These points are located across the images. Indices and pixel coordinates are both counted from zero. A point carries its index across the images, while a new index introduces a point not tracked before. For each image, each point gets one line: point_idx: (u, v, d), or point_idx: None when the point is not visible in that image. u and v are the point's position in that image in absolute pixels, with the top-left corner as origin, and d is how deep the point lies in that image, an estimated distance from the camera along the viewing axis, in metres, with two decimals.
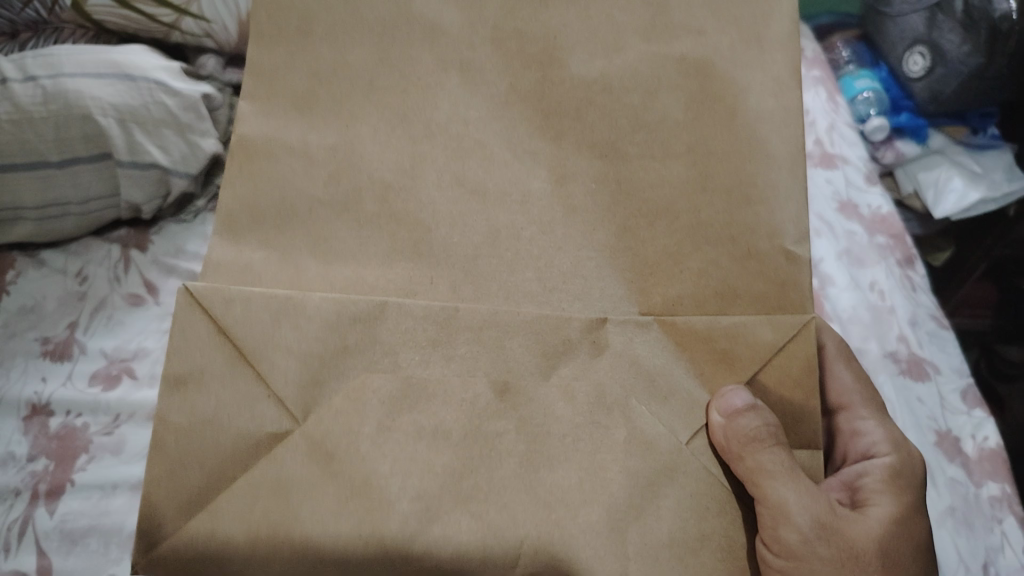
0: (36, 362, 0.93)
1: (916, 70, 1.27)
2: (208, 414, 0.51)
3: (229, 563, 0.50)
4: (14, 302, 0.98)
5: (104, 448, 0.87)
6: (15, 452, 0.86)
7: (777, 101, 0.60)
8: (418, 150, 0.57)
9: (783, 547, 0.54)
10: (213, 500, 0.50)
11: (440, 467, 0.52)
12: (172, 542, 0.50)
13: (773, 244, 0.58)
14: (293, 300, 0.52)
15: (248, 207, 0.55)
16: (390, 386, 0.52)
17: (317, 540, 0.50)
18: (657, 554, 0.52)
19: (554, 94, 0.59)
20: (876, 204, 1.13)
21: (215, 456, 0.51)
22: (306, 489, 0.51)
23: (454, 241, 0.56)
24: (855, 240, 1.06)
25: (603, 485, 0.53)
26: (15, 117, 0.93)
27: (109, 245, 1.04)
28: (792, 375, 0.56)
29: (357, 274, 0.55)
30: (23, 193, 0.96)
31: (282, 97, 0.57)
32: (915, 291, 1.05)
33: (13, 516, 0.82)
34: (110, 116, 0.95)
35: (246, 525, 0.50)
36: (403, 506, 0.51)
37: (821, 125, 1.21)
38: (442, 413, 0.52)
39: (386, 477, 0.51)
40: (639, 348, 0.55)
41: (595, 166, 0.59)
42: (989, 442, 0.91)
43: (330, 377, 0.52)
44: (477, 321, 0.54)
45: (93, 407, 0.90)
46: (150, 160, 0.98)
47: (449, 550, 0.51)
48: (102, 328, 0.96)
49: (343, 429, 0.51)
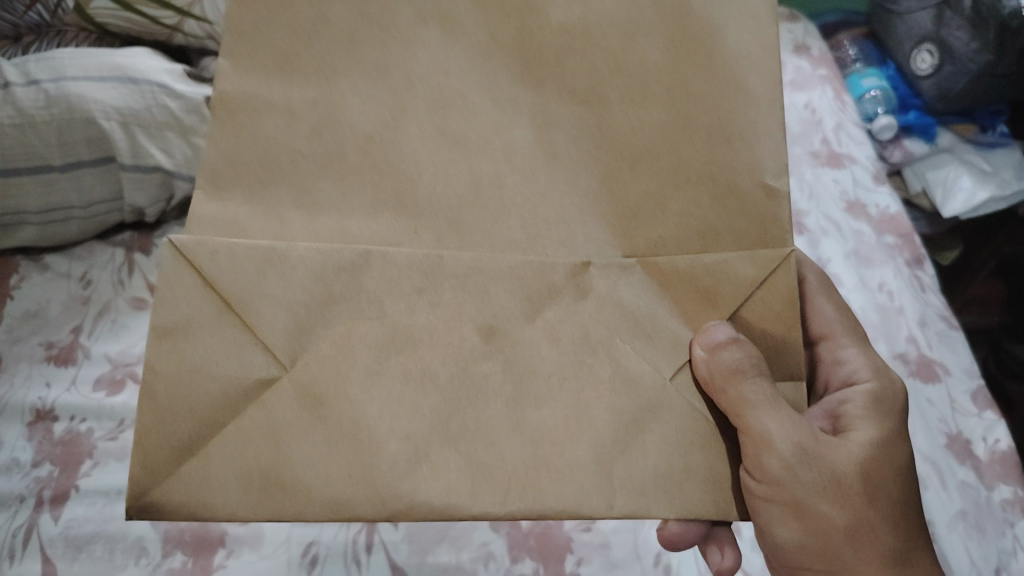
0: (40, 367, 0.92)
1: (924, 68, 1.26)
2: (196, 363, 0.48)
3: (219, 511, 0.47)
4: (19, 307, 0.98)
5: (109, 453, 0.86)
6: (19, 458, 0.85)
7: (755, 39, 0.58)
8: (398, 102, 0.55)
9: (766, 475, 0.53)
10: (203, 446, 0.48)
11: (428, 409, 0.50)
12: (161, 489, 0.47)
13: (752, 180, 0.56)
14: (276, 251, 0.50)
15: (230, 161, 0.52)
16: (378, 333, 0.51)
17: (307, 484, 0.48)
18: (644, 487, 0.51)
19: (534, 42, 0.57)
20: (884, 204, 1.12)
21: (204, 403, 0.48)
22: (295, 432, 0.48)
23: (437, 191, 0.54)
24: (863, 240, 1.06)
25: (588, 423, 0.51)
26: (19, 121, 0.92)
27: (112, 248, 1.05)
28: (774, 309, 0.55)
29: (343, 224, 0.52)
30: (27, 198, 0.96)
31: (262, 51, 0.54)
32: (924, 291, 1.03)
33: (18, 522, 0.80)
34: (114, 120, 0.95)
35: (238, 472, 0.48)
36: (393, 447, 0.49)
37: (828, 124, 1.21)
38: (430, 358, 0.51)
39: (374, 420, 0.49)
40: (623, 291, 0.54)
41: (574, 110, 0.57)
42: (1001, 444, 0.89)
43: (317, 325, 0.50)
44: (462, 269, 0.52)
45: (98, 413, 0.89)
46: (154, 164, 0.99)
47: (439, 489, 0.49)
48: (106, 333, 0.96)
49: (331, 375, 0.49)
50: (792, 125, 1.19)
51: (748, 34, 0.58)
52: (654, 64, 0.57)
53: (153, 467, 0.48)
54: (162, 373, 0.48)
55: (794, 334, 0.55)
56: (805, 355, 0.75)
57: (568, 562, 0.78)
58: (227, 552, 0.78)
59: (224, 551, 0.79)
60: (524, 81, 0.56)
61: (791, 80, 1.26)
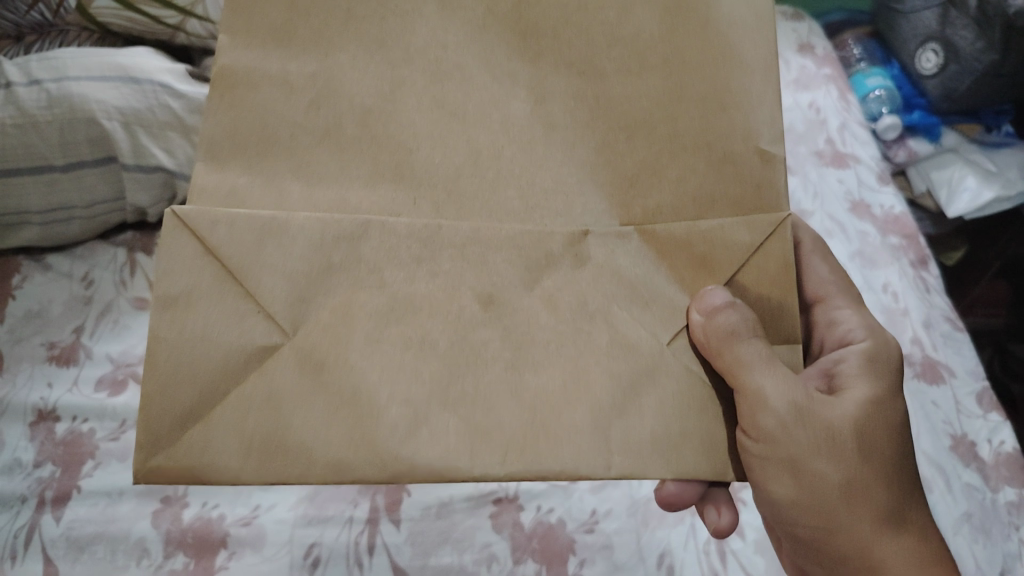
0: (42, 368, 0.92)
1: (929, 67, 1.26)
2: (197, 330, 0.48)
3: (222, 473, 0.47)
4: (20, 307, 0.98)
5: (111, 454, 0.86)
6: (21, 458, 0.85)
7: (747, 8, 0.58)
8: (397, 74, 0.55)
9: (761, 433, 0.52)
10: (205, 412, 0.48)
11: (428, 375, 0.49)
12: (168, 455, 0.47)
13: (747, 145, 0.56)
14: (276, 219, 0.50)
15: (227, 130, 0.52)
16: (378, 301, 0.50)
17: (307, 448, 0.47)
18: (640, 448, 0.50)
19: (532, 14, 0.57)
20: (889, 204, 1.11)
21: (207, 369, 0.48)
22: (297, 398, 0.48)
23: (435, 161, 0.54)
24: (867, 241, 1.05)
25: (584, 387, 0.51)
26: (20, 121, 0.92)
27: (114, 248, 1.05)
28: (770, 274, 0.55)
29: (341, 195, 0.52)
30: (28, 198, 0.96)
31: (260, 27, 0.53)
32: (929, 292, 1.02)
33: (20, 522, 0.80)
34: (115, 120, 0.95)
35: (240, 436, 0.47)
36: (393, 411, 0.48)
37: (832, 124, 1.21)
38: (430, 325, 0.50)
39: (375, 385, 0.49)
40: (620, 259, 0.54)
41: (572, 81, 0.57)
42: (1006, 446, 0.88)
43: (318, 292, 0.50)
44: (459, 237, 0.52)
45: (100, 413, 0.89)
46: (156, 164, 0.99)
47: (440, 453, 0.48)
48: (108, 333, 0.96)
49: (332, 341, 0.49)
50: (796, 125, 1.20)
51: (749, 32, 0.58)
52: (652, 36, 0.57)
53: (155, 440, 0.47)
54: (165, 345, 0.48)
55: (791, 297, 0.55)
56: (801, 320, 0.74)
57: (570, 563, 0.78)
58: (229, 553, 0.78)
59: (226, 552, 0.78)
60: (526, 75, 0.56)
61: (795, 79, 1.26)
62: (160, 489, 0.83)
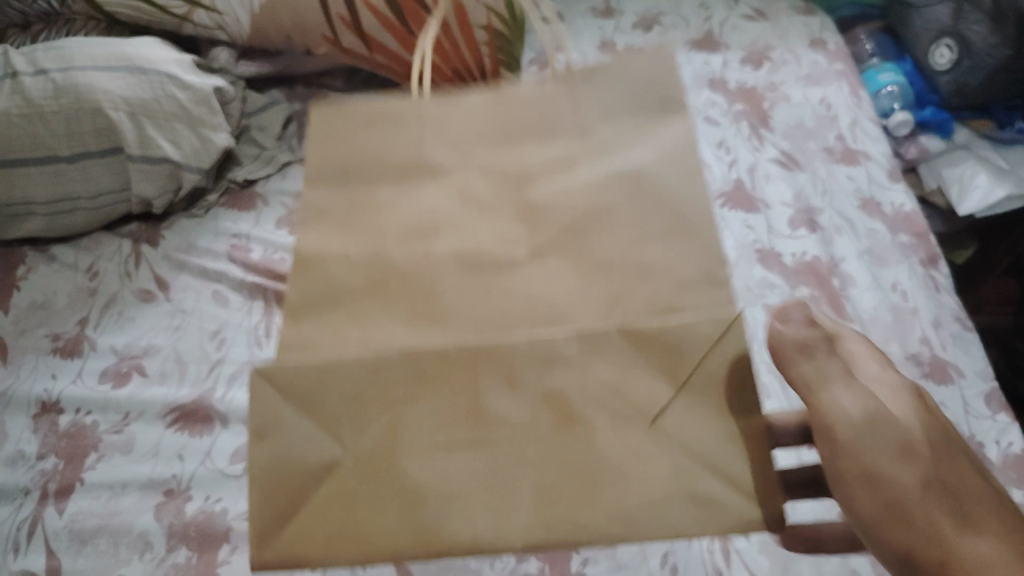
0: (47, 359, 0.93)
1: (943, 63, 1.23)
2: (282, 421, 0.52)
3: (319, 561, 0.50)
4: (26, 298, 0.99)
5: (114, 447, 0.85)
6: (25, 450, 0.86)
7: None
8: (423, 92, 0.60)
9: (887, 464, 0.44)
10: (297, 512, 0.51)
11: (491, 461, 0.50)
12: (271, 552, 0.51)
13: None
14: (335, 286, 0.55)
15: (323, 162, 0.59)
16: (430, 376, 0.51)
17: (388, 539, 0.50)
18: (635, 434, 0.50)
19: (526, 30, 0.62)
20: (901, 202, 1.10)
21: (291, 467, 0.51)
22: (370, 489, 0.50)
23: (477, 237, 0.56)
24: (877, 239, 1.05)
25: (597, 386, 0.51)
26: (26, 111, 0.95)
27: (119, 240, 1.05)
28: None
29: (385, 252, 0.56)
30: (33, 188, 0.98)
31: None
32: (939, 292, 1.00)
33: (23, 515, 0.81)
34: (121, 111, 0.97)
35: (326, 530, 0.50)
36: (464, 498, 0.50)
37: (843, 120, 1.20)
38: (486, 411, 0.51)
39: (440, 472, 0.50)
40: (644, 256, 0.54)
41: (563, 85, 0.59)
42: (1015, 448, 0.87)
43: (376, 382, 0.51)
44: (505, 311, 0.54)
45: (104, 405, 0.89)
46: (162, 155, 0.99)
47: (520, 543, 0.49)
48: (112, 324, 0.96)
49: (393, 429, 0.51)
50: (806, 121, 1.20)
51: None
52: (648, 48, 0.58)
53: (260, 533, 0.51)
54: None
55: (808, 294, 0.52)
56: None
57: (573, 563, 0.77)
58: (231, 547, 0.78)
59: (228, 547, 0.78)
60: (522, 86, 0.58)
61: (807, 75, 1.27)
62: (163, 482, 0.83)
